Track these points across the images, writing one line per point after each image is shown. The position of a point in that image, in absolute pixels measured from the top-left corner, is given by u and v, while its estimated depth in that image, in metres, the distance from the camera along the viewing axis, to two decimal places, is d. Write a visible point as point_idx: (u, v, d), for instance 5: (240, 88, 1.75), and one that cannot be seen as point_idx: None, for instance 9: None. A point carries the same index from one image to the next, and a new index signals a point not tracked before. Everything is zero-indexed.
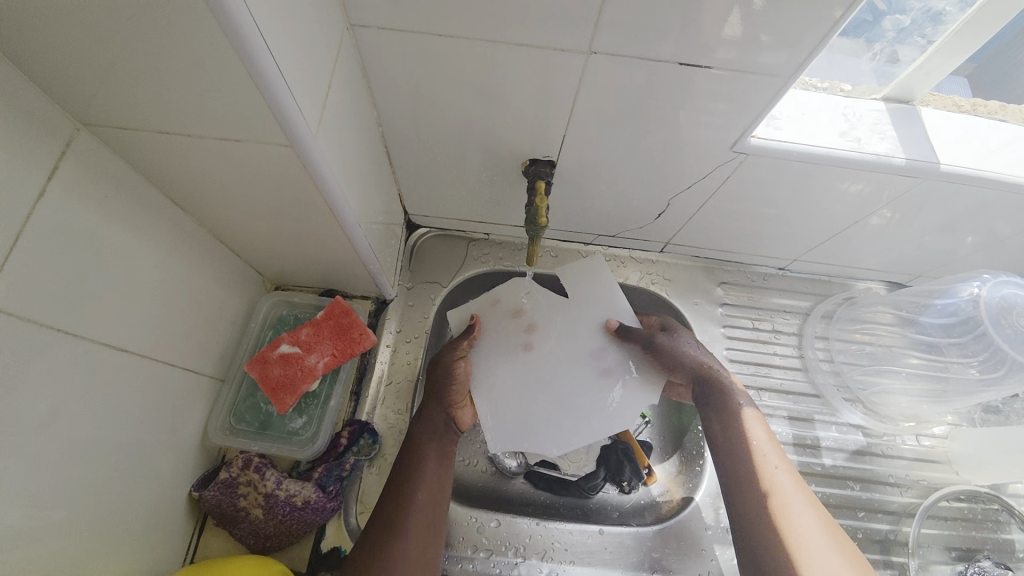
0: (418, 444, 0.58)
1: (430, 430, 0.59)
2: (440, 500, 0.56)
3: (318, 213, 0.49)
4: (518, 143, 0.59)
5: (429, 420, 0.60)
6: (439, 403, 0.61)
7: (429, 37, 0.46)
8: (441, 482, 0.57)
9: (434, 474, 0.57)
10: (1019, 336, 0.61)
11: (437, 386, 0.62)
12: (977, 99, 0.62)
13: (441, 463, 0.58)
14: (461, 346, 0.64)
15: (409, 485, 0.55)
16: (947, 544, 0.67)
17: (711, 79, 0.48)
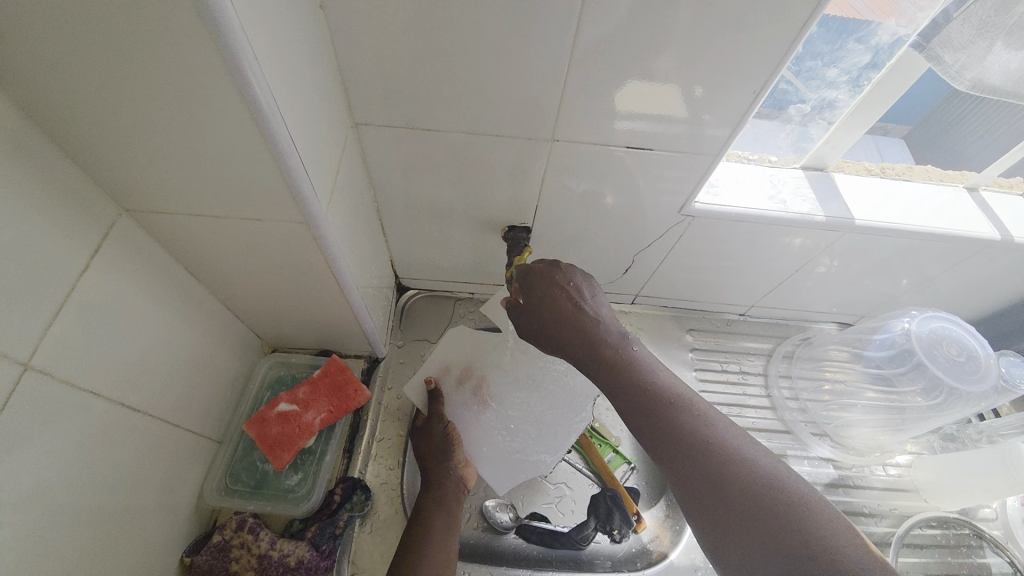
0: (428, 514, 0.60)
1: (438, 496, 0.62)
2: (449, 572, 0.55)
3: (322, 277, 0.54)
4: (498, 212, 0.67)
5: (435, 489, 0.62)
6: (441, 463, 0.64)
7: (421, 130, 0.55)
8: (450, 547, 0.57)
9: (443, 540, 0.57)
10: (949, 365, 0.67)
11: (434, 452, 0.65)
12: (885, 162, 0.72)
13: (451, 529, 0.59)
14: (440, 409, 0.68)
15: (419, 554, 0.55)
16: (927, 572, 0.69)
17: (655, 155, 0.58)
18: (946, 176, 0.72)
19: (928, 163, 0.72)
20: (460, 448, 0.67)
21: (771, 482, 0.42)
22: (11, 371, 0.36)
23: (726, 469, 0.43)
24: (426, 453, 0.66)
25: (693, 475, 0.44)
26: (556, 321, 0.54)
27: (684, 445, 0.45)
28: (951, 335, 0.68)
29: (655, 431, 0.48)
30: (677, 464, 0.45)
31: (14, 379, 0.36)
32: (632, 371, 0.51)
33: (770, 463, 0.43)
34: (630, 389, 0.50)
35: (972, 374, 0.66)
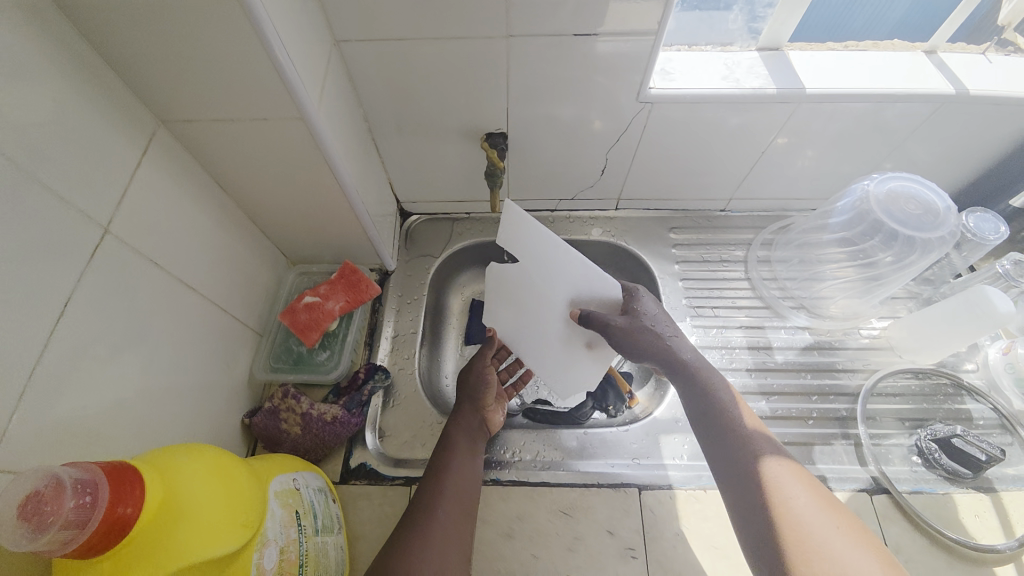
0: (454, 438, 0.66)
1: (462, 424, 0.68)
2: (470, 496, 0.61)
3: (325, 180, 0.64)
4: (475, 120, 0.75)
5: (464, 420, 0.69)
6: (472, 406, 0.70)
7: (394, 41, 0.63)
8: (472, 473, 0.63)
9: (465, 467, 0.63)
10: (903, 218, 0.70)
11: (468, 388, 0.72)
12: (849, 41, 0.75)
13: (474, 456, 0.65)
14: (488, 353, 0.76)
15: (442, 477, 0.61)
16: (900, 416, 0.75)
17: (606, 46, 0.63)
18: (904, 43, 0.74)
19: (894, 39, 0.75)
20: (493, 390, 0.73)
21: (807, 497, 0.51)
22: (95, 231, 0.47)
23: (777, 473, 0.54)
24: (464, 391, 0.72)
25: (747, 475, 0.55)
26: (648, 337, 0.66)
27: (744, 450, 0.56)
28: (911, 192, 0.71)
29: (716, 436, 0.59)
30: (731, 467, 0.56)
31: (98, 237, 0.47)
32: (700, 384, 0.62)
33: (811, 485, 0.52)
34: (697, 396, 0.62)
35: (929, 225, 0.69)
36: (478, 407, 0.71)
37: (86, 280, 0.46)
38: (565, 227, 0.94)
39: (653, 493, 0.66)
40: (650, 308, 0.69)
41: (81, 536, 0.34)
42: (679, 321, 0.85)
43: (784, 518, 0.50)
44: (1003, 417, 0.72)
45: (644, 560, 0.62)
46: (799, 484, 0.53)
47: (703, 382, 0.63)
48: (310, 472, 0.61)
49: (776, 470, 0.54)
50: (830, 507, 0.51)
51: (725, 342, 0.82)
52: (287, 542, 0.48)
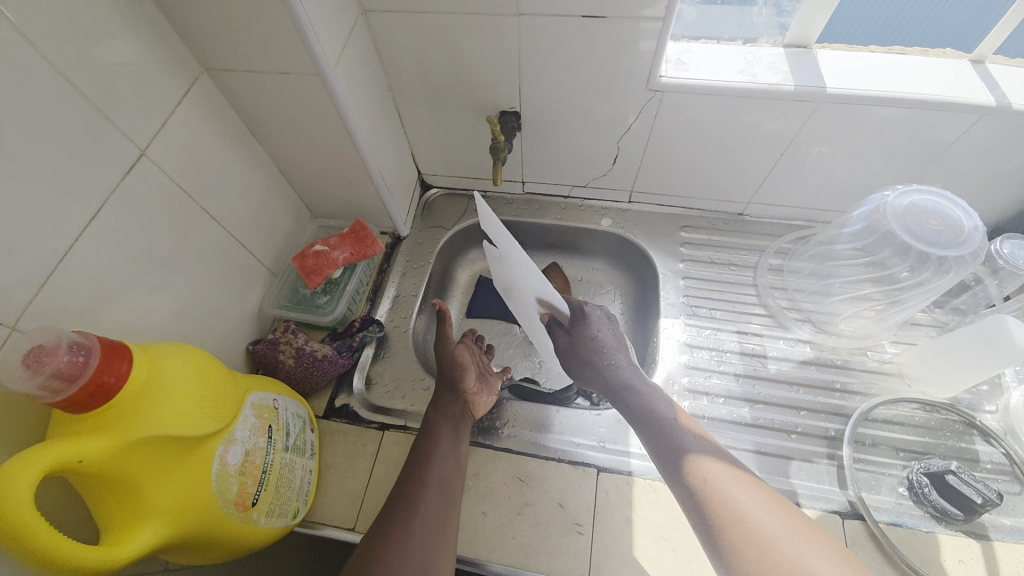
0: (434, 423, 0.66)
1: (443, 409, 0.68)
2: (452, 488, 0.61)
3: (341, 138, 0.70)
4: (490, 98, 0.78)
5: (444, 406, 0.69)
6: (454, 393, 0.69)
7: (414, 14, 0.67)
8: (457, 459, 0.64)
9: (445, 455, 0.63)
10: (920, 231, 0.66)
11: (444, 372, 0.71)
12: (895, 45, 0.70)
13: (455, 440, 0.65)
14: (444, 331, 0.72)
15: (424, 466, 0.61)
16: (897, 446, 0.70)
17: (615, 30, 0.64)
18: (952, 51, 0.70)
19: (947, 47, 0.70)
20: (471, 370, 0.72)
21: (758, 504, 0.50)
22: (132, 153, 0.55)
23: (725, 475, 0.52)
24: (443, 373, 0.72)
25: (695, 485, 0.53)
26: (593, 359, 0.67)
27: (691, 454, 0.55)
28: (933, 207, 0.66)
29: (670, 447, 0.57)
30: (683, 475, 0.54)
31: (134, 159, 0.55)
32: (642, 397, 0.62)
33: (759, 490, 0.51)
34: (642, 413, 0.61)
35: (949, 241, 0.64)
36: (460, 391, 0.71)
37: (119, 193, 0.54)
38: (575, 214, 0.96)
39: (610, 477, 0.67)
40: (596, 330, 0.69)
41: (69, 388, 0.40)
42: (674, 318, 0.84)
43: (745, 533, 0.48)
44: (1014, 465, 0.66)
45: (589, 537, 0.63)
46: (741, 481, 0.52)
47: (643, 397, 0.62)
48: (292, 398, 0.66)
49: (719, 470, 0.53)
50: (770, 500, 0.51)
51: (717, 344, 0.81)
52: (253, 447, 0.54)
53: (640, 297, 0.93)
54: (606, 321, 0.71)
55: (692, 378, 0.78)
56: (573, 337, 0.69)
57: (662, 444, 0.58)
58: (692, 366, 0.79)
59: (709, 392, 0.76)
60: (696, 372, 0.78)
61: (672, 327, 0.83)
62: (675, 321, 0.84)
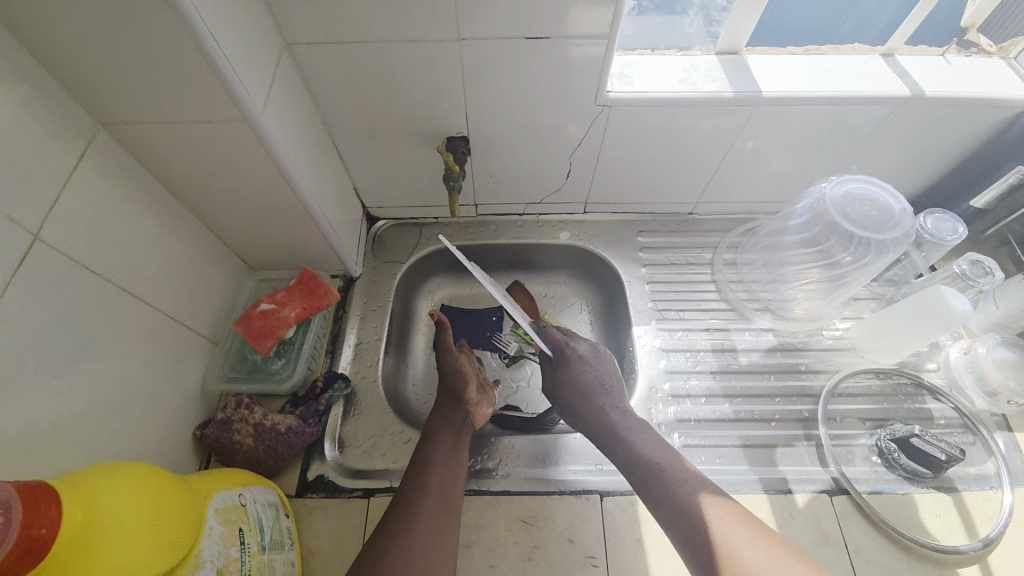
0: (436, 430, 0.67)
1: (446, 416, 0.69)
2: (452, 496, 0.61)
3: (278, 185, 0.63)
4: (435, 125, 0.74)
5: (447, 413, 0.69)
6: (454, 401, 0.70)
7: (345, 44, 0.62)
8: (458, 465, 0.64)
9: (446, 460, 0.63)
10: (858, 219, 0.71)
11: (447, 383, 0.72)
12: (811, 44, 0.76)
13: (456, 447, 0.66)
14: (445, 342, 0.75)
15: (425, 470, 0.62)
16: (862, 416, 0.75)
17: (560, 49, 0.63)
18: (861, 44, 0.76)
19: (854, 42, 0.76)
20: (473, 382, 0.73)
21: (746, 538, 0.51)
22: (22, 237, 0.45)
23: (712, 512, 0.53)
24: (446, 384, 0.73)
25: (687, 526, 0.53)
26: (582, 402, 0.66)
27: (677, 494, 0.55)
28: (865, 194, 0.72)
29: (656, 491, 0.57)
30: (674, 514, 0.55)
31: (26, 243, 0.45)
32: (624, 433, 0.62)
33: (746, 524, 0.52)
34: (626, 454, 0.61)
35: (884, 225, 0.70)
36: (461, 401, 0.71)
37: (12, 288, 0.44)
38: (532, 231, 0.94)
39: (613, 499, 0.66)
40: (580, 374, 0.68)
41: None
42: (645, 325, 0.85)
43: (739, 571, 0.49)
44: (964, 417, 0.73)
45: (604, 567, 0.61)
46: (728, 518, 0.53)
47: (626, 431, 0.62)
48: (260, 486, 0.59)
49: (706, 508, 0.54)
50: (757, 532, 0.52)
51: (690, 345, 0.83)
52: (225, 562, 0.46)
53: (607, 306, 0.93)
54: (590, 365, 0.70)
55: (673, 383, 0.79)
56: (558, 380, 0.70)
57: (648, 492, 0.57)
58: (672, 370, 0.80)
59: (691, 394, 0.77)
60: (676, 375, 0.79)
61: (645, 334, 0.84)
62: (646, 328, 0.85)
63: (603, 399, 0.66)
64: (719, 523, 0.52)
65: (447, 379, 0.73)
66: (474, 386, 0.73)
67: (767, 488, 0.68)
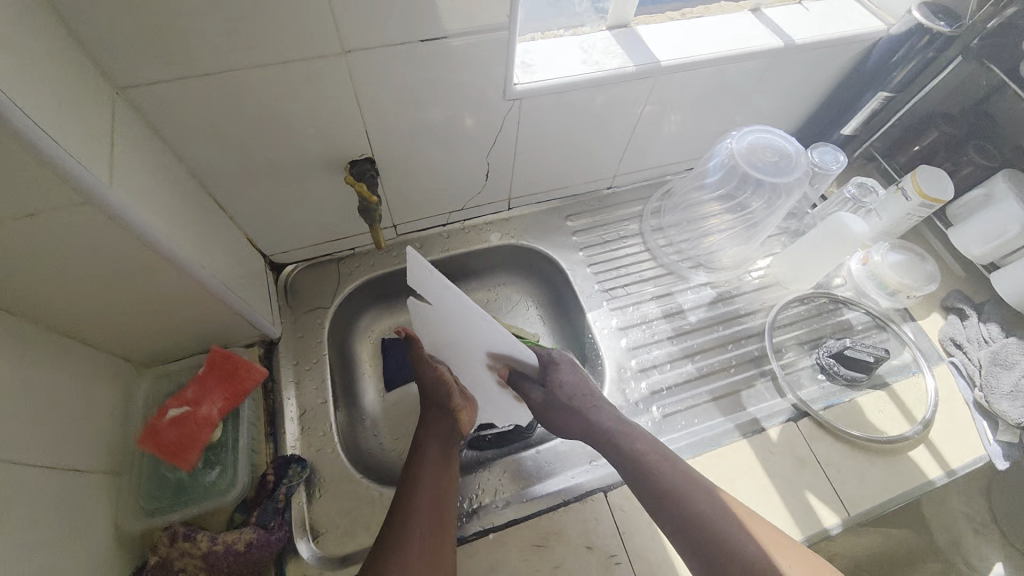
0: (422, 443, 0.61)
1: (430, 427, 0.63)
2: (446, 512, 0.56)
3: (153, 264, 0.50)
4: (332, 151, 0.65)
5: (431, 421, 0.63)
6: (441, 410, 0.64)
7: (198, 77, 0.50)
8: (450, 475, 0.60)
9: (436, 473, 0.58)
10: (766, 166, 0.75)
11: (431, 391, 0.65)
12: (686, 9, 0.79)
13: (446, 456, 0.61)
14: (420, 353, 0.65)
15: (413, 489, 0.57)
16: (799, 340, 0.83)
17: (457, 46, 0.58)
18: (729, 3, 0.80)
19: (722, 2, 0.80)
20: (456, 386, 0.66)
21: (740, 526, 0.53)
22: None
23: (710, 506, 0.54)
24: (428, 390, 0.65)
25: (686, 522, 0.54)
26: (573, 409, 0.65)
27: (674, 493, 0.56)
28: (764, 142, 0.77)
29: (651, 493, 0.57)
30: (671, 513, 0.55)
31: None
32: (621, 441, 0.61)
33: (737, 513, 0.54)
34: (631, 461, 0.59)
35: (784, 169, 0.75)
36: (449, 408, 0.64)
37: None
38: (461, 240, 0.88)
39: (618, 492, 0.65)
40: (567, 377, 0.67)
41: None
42: (597, 308, 0.85)
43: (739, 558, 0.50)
44: (875, 317, 0.84)
45: (628, 562, 0.61)
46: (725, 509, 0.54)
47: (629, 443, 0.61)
48: None
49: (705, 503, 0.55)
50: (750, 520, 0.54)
51: (642, 317, 0.84)
52: None
53: (553, 297, 0.92)
54: (574, 366, 0.69)
55: (638, 358, 0.80)
56: (548, 390, 0.66)
57: (641, 492, 0.57)
58: (634, 347, 0.81)
59: (657, 364, 0.80)
60: (639, 350, 0.81)
61: (600, 318, 0.84)
62: (599, 311, 0.84)
63: (594, 402, 0.65)
64: (712, 521, 0.53)
65: (428, 385, 0.65)
66: (457, 390, 0.66)
67: (745, 433, 0.72)
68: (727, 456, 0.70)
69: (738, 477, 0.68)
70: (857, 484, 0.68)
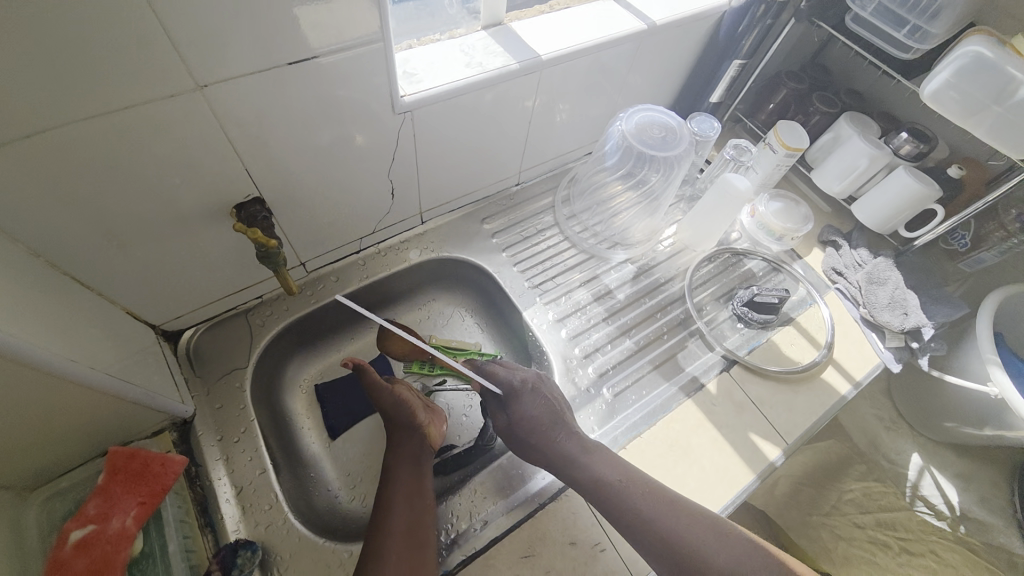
0: (391, 466, 0.64)
1: (397, 450, 0.66)
2: (423, 528, 0.57)
3: (7, 372, 0.41)
4: (211, 197, 0.58)
5: (399, 444, 0.66)
6: (408, 429, 0.67)
7: (15, 142, 0.41)
8: (423, 491, 0.61)
9: (409, 490, 0.60)
10: (656, 142, 0.79)
11: (393, 416, 0.68)
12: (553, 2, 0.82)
13: (417, 472, 0.63)
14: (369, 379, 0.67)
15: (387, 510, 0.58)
16: (715, 296, 0.90)
17: (330, 65, 0.54)
18: None
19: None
20: (417, 406, 0.70)
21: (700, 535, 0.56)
22: None
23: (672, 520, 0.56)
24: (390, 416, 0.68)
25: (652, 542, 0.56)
26: (538, 437, 0.64)
27: (638, 514, 0.57)
28: (651, 120, 0.81)
29: (617, 516, 0.58)
30: (637, 534, 0.57)
31: None
32: (581, 464, 0.61)
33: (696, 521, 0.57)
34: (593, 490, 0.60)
35: (672, 142, 0.80)
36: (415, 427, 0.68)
37: None
38: (379, 264, 0.84)
39: None
40: (530, 409, 0.65)
41: None
42: (532, 306, 0.85)
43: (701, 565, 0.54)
44: (771, 262, 0.94)
45: (612, 546, 0.62)
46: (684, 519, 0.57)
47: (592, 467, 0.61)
48: None
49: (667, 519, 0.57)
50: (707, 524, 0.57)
51: (575, 305, 0.86)
52: None
53: (486, 303, 0.91)
54: (539, 395, 0.67)
55: (580, 345, 0.82)
56: (512, 417, 0.66)
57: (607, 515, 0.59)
58: (574, 335, 0.83)
59: (598, 347, 0.82)
60: (580, 337, 0.83)
61: (537, 314, 0.84)
62: (534, 308, 0.85)
63: (558, 433, 0.64)
64: (674, 537, 0.55)
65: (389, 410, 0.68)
66: (421, 409, 0.70)
67: (688, 393, 0.77)
68: (677, 418, 0.74)
69: (692, 435, 0.73)
70: (790, 415, 0.76)
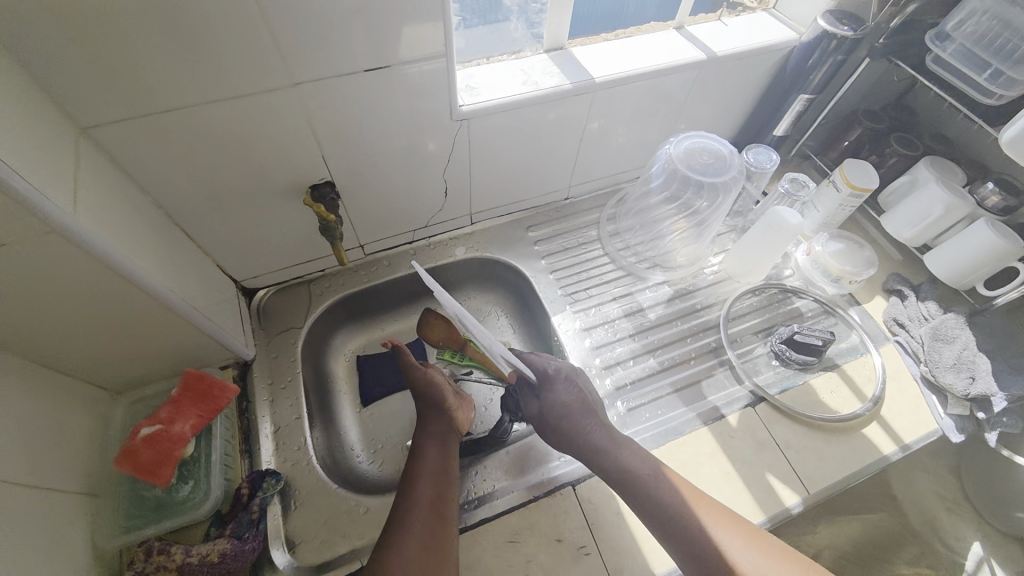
0: (421, 442, 0.68)
1: (428, 429, 0.70)
2: (445, 503, 0.61)
3: (122, 290, 0.53)
4: (292, 177, 0.69)
5: (429, 423, 0.70)
6: (437, 411, 0.71)
7: (153, 116, 0.54)
8: (449, 469, 0.65)
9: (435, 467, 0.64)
10: (704, 168, 0.80)
11: (425, 395, 0.72)
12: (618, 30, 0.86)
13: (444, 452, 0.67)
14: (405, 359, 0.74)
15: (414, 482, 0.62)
16: (754, 330, 0.87)
17: (402, 74, 0.63)
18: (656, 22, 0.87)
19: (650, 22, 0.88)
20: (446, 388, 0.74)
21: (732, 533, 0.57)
22: None
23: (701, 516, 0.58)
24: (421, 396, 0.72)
25: (682, 534, 0.57)
26: (570, 425, 0.67)
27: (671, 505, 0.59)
28: (701, 146, 0.82)
29: (647, 505, 0.59)
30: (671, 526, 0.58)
31: None
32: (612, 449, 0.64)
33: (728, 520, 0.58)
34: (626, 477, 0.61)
35: (720, 169, 0.80)
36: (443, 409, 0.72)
37: None
38: (427, 256, 0.92)
39: (586, 484, 0.68)
40: (564, 395, 0.69)
41: None
42: (561, 312, 0.88)
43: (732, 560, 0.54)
44: (823, 304, 0.89)
45: (597, 551, 0.63)
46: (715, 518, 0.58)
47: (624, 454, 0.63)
48: None
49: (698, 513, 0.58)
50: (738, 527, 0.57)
51: (604, 318, 0.88)
52: None
53: (520, 305, 0.96)
54: (573, 384, 0.71)
55: (602, 356, 0.84)
56: (543, 404, 0.70)
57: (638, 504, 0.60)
58: (597, 346, 0.85)
59: (620, 360, 0.83)
60: (603, 349, 0.84)
61: (564, 321, 0.87)
62: (563, 315, 0.88)
63: (590, 421, 0.67)
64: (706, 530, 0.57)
65: (421, 390, 0.72)
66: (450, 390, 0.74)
67: (706, 420, 0.75)
68: (689, 443, 0.73)
69: (702, 463, 0.71)
70: (815, 463, 0.71)
